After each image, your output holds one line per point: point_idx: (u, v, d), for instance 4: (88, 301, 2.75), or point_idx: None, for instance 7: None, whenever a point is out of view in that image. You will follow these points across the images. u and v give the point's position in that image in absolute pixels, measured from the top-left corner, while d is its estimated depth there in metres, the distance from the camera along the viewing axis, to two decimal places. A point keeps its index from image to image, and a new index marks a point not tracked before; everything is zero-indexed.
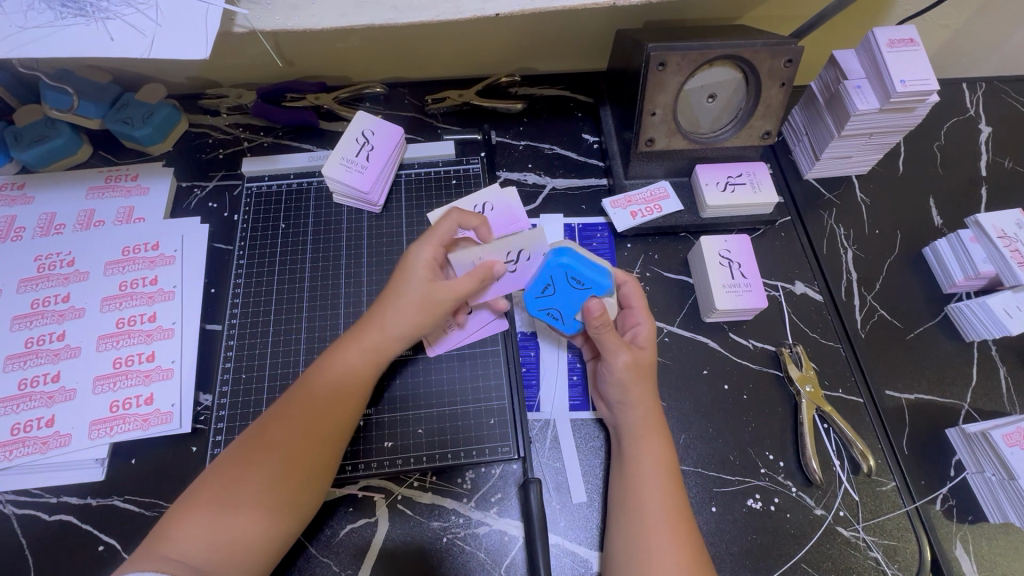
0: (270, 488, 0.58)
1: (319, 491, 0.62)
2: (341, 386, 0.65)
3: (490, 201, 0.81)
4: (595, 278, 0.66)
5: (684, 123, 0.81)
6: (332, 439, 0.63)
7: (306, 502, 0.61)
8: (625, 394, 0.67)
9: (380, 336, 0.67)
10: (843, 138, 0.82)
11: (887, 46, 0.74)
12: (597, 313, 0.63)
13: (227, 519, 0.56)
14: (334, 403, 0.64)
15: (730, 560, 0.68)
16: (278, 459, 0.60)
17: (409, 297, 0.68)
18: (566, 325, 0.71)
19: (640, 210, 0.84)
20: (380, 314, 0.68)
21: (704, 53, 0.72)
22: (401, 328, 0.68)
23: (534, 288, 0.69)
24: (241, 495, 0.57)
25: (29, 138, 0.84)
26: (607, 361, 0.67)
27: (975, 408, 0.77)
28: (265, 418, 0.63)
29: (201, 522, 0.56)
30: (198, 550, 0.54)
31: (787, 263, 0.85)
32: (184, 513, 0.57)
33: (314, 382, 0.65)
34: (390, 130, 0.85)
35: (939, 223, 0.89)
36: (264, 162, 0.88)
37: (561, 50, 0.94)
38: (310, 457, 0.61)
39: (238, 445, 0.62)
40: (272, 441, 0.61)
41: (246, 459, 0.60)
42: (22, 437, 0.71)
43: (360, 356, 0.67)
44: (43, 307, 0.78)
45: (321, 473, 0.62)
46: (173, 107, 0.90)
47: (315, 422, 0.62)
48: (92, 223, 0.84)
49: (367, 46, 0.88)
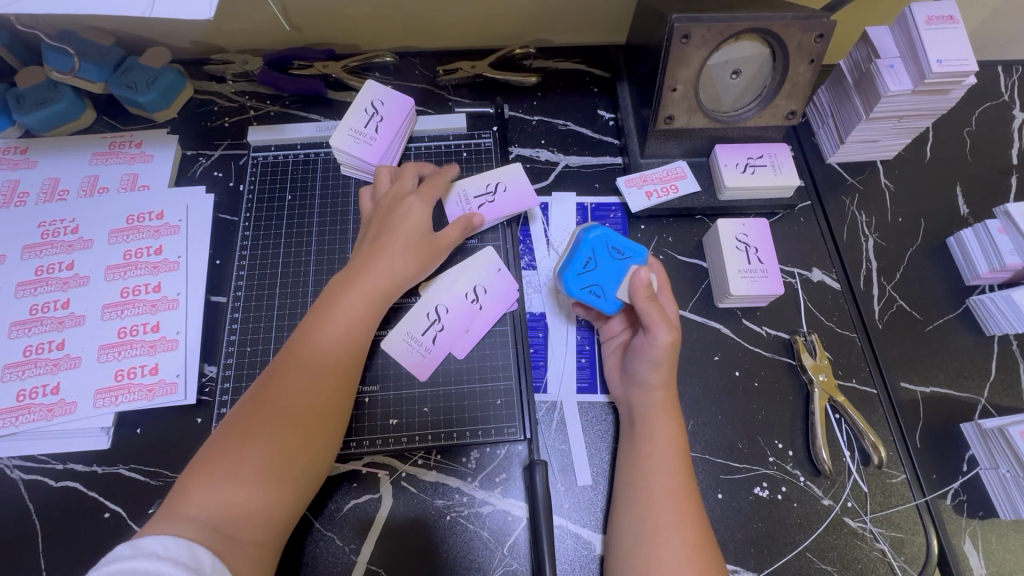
0: (276, 447, 0.58)
1: (325, 444, 0.61)
2: (337, 345, 0.64)
3: (504, 180, 0.80)
4: (636, 246, 0.71)
5: (705, 101, 0.77)
6: (336, 395, 0.63)
7: (310, 465, 0.60)
8: (654, 373, 0.66)
9: (376, 277, 0.68)
10: (871, 120, 0.79)
11: (924, 24, 0.71)
12: (645, 283, 0.65)
13: (240, 479, 0.55)
14: (335, 361, 0.63)
15: (734, 546, 0.68)
16: (276, 427, 0.58)
17: (399, 241, 0.70)
18: (607, 304, 0.70)
19: (655, 190, 0.82)
20: (366, 268, 0.68)
21: (731, 25, 0.68)
22: (393, 273, 0.69)
23: (575, 263, 0.71)
24: (245, 460, 0.56)
25: (32, 101, 0.82)
26: (650, 337, 0.65)
27: (991, 403, 0.75)
28: (245, 400, 0.61)
29: (217, 488, 0.54)
30: (214, 514, 0.53)
31: (805, 249, 0.83)
32: (197, 479, 0.55)
33: (309, 344, 0.63)
34: (400, 101, 0.82)
35: (965, 212, 0.86)
36: (271, 131, 0.86)
37: (578, 21, 0.90)
38: (312, 413, 0.60)
39: (221, 429, 0.59)
40: (272, 403, 0.60)
41: (249, 425, 0.58)
42: (27, 404, 0.71)
43: (354, 316, 0.66)
44: (47, 273, 0.77)
45: (325, 438, 0.61)
46: (177, 72, 0.87)
47: (310, 389, 0.61)
48: (96, 189, 0.82)
49: (378, 11, 0.85)
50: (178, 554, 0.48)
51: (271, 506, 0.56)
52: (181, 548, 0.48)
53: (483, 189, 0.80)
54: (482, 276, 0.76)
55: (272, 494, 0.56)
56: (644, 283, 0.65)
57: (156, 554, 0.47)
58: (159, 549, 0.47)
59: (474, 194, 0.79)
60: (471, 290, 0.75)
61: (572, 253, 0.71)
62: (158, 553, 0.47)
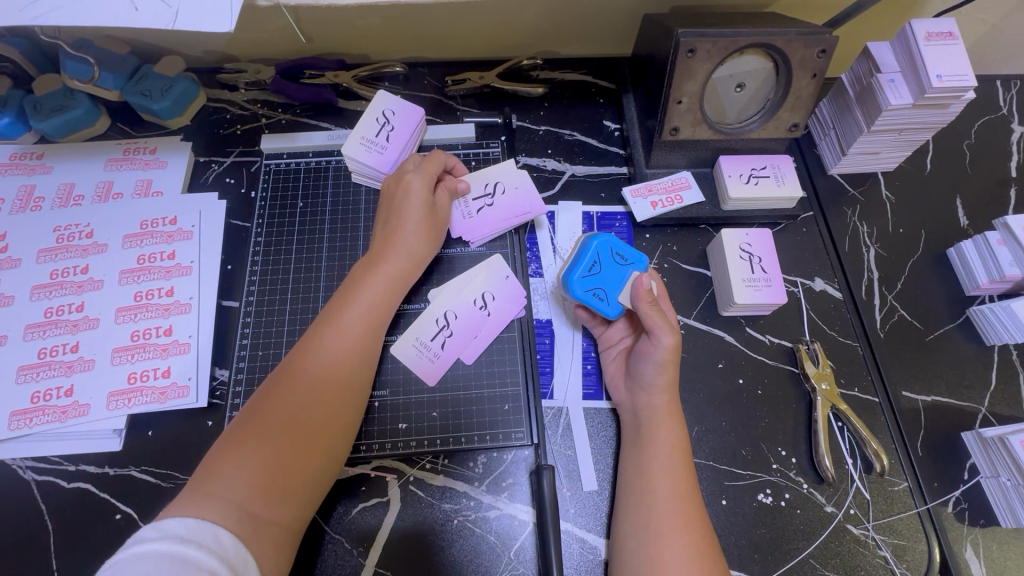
0: (301, 426, 0.59)
1: (346, 429, 0.63)
2: (361, 329, 0.66)
3: (503, 181, 0.82)
4: (638, 253, 0.73)
5: (709, 113, 0.79)
6: (357, 379, 0.64)
7: (332, 447, 0.61)
8: (658, 375, 0.67)
9: (397, 261, 0.71)
10: (872, 133, 0.81)
11: (924, 40, 0.72)
12: (646, 290, 0.68)
13: (264, 455, 0.56)
14: (357, 345, 0.65)
15: (738, 552, 0.68)
16: (298, 411, 0.59)
17: (411, 222, 0.72)
18: (608, 307, 0.71)
19: (660, 200, 0.83)
20: (384, 254, 0.71)
21: (735, 40, 0.70)
22: (410, 253, 0.72)
23: (581, 267, 0.72)
24: (270, 437, 0.57)
25: (49, 108, 0.84)
26: (651, 341, 0.67)
27: (992, 412, 0.76)
28: (267, 384, 0.62)
29: (243, 466, 0.55)
30: (238, 495, 0.53)
31: (807, 259, 0.84)
32: (223, 456, 0.56)
33: (333, 326, 0.65)
34: (410, 110, 0.84)
35: (964, 224, 0.87)
36: (283, 139, 0.88)
37: (585, 34, 0.92)
38: (336, 395, 0.62)
39: (243, 413, 0.60)
40: (298, 382, 0.61)
41: (275, 403, 0.60)
42: (41, 406, 0.72)
43: (374, 300, 0.68)
44: (62, 277, 0.78)
45: (343, 425, 0.62)
46: (191, 81, 0.89)
47: (332, 373, 0.63)
48: (110, 195, 0.84)
49: (390, 23, 0.87)
50: (201, 536, 0.49)
51: (292, 487, 0.57)
52: (203, 531, 0.49)
53: (482, 191, 0.81)
54: (491, 282, 0.77)
55: (294, 472, 0.57)
56: (646, 289, 0.68)
57: (179, 535, 0.48)
58: (182, 530, 0.48)
59: (473, 197, 0.81)
60: (480, 296, 0.77)
61: (580, 257, 0.73)
62: (180, 536, 0.48)
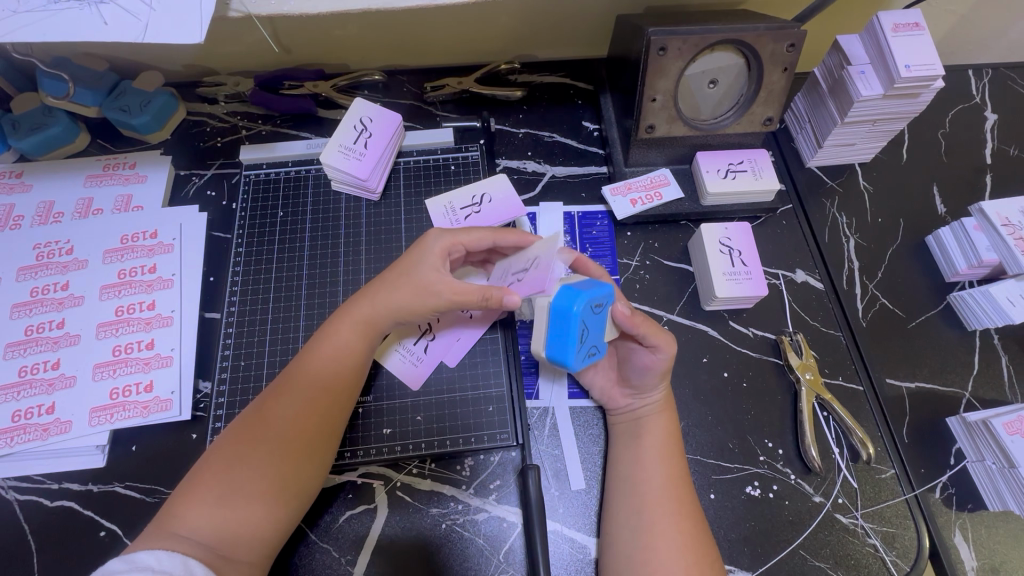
0: (263, 474, 0.58)
1: (314, 471, 0.62)
2: (334, 371, 0.65)
3: (490, 190, 0.83)
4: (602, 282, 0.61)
5: (684, 110, 0.80)
6: (327, 425, 0.63)
7: (303, 487, 0.60)
8: (655, 382, 0.68)
9: (371, 308, 0.68)
10: (846, 125, 0.81)
11: (891, 31, 0.73)
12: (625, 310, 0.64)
13: (229, 504, 0.56)
14: (326, 392, 0.64)
15: (728, 546, 0.68)
16: (265, 455, 0.59)
17: (402, 274, 0.68)
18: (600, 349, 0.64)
19: (640, 198, 0.84)
20: (362, 298, 0.69)
21: (705, 38, 0.71)
22: (388, 306, 0.67)
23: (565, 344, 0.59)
24: (235, 485, 0.57)
25: (27, 126, 0.84)
26: (653, 353, 0.67)
27: (976, 396, 0.77)
28: (239, 423, 0.62)
29: (210, 507, 0.55)
30: (206, 535, 0.54)
31: (788, 250, 0.85)
32: (192, 496, 0.56)
33: (301, 373, 0.64)
34: (388, 117, 0.84)
35: (942, 211, 0.88)
36: (262, 149, 0.88)
37: (562, 36, 0.93)
38: (303, 441, 0.61)
39: (214, 450, 0.60)
40: (264, 429, 0.61)
41: (240, 447, 0.59)
42: (23, 424, 0.71)
43: (350, 344, 0.66)
44: (42, 295, 0.78)
45: (310, 468, 0.61)
46: (170, 95, 0.89)
47: (297, 421, 0.62)
48: (90, 211, 0.84)
49: (365, 32, 0.87)
50: (173, 567, 0.48)
51: (257, 533, 0.56)
52: (174, 561, 0.49)
53: (470, 201, 0.83)
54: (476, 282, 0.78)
55: (257, 520, 0.56)
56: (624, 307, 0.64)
57: (151, 567, 0.47)
58: (154, 562, 0.48)
59: (461, 205, 0.83)
60: None
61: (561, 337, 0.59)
62: (153, 566, 0.48)
